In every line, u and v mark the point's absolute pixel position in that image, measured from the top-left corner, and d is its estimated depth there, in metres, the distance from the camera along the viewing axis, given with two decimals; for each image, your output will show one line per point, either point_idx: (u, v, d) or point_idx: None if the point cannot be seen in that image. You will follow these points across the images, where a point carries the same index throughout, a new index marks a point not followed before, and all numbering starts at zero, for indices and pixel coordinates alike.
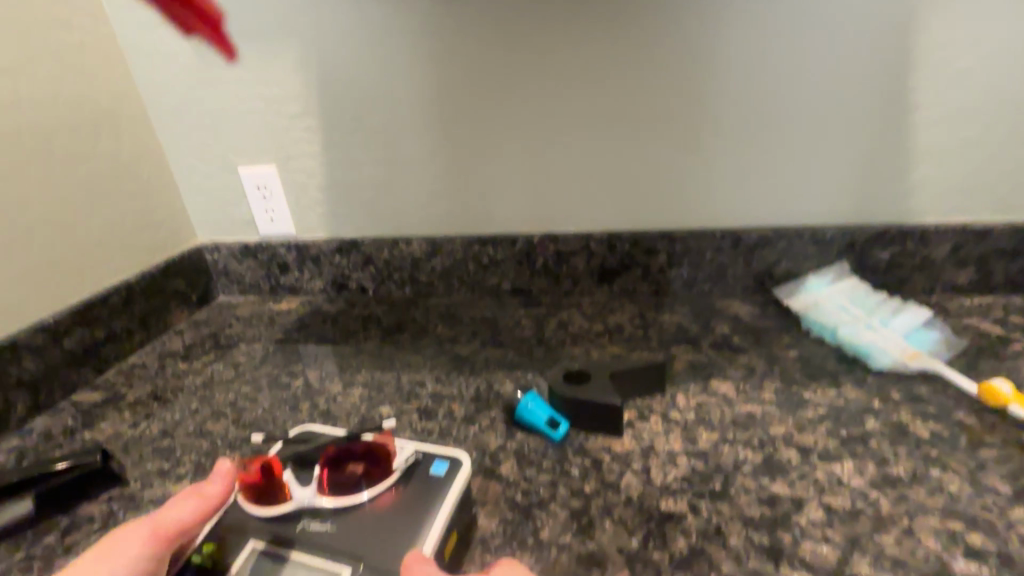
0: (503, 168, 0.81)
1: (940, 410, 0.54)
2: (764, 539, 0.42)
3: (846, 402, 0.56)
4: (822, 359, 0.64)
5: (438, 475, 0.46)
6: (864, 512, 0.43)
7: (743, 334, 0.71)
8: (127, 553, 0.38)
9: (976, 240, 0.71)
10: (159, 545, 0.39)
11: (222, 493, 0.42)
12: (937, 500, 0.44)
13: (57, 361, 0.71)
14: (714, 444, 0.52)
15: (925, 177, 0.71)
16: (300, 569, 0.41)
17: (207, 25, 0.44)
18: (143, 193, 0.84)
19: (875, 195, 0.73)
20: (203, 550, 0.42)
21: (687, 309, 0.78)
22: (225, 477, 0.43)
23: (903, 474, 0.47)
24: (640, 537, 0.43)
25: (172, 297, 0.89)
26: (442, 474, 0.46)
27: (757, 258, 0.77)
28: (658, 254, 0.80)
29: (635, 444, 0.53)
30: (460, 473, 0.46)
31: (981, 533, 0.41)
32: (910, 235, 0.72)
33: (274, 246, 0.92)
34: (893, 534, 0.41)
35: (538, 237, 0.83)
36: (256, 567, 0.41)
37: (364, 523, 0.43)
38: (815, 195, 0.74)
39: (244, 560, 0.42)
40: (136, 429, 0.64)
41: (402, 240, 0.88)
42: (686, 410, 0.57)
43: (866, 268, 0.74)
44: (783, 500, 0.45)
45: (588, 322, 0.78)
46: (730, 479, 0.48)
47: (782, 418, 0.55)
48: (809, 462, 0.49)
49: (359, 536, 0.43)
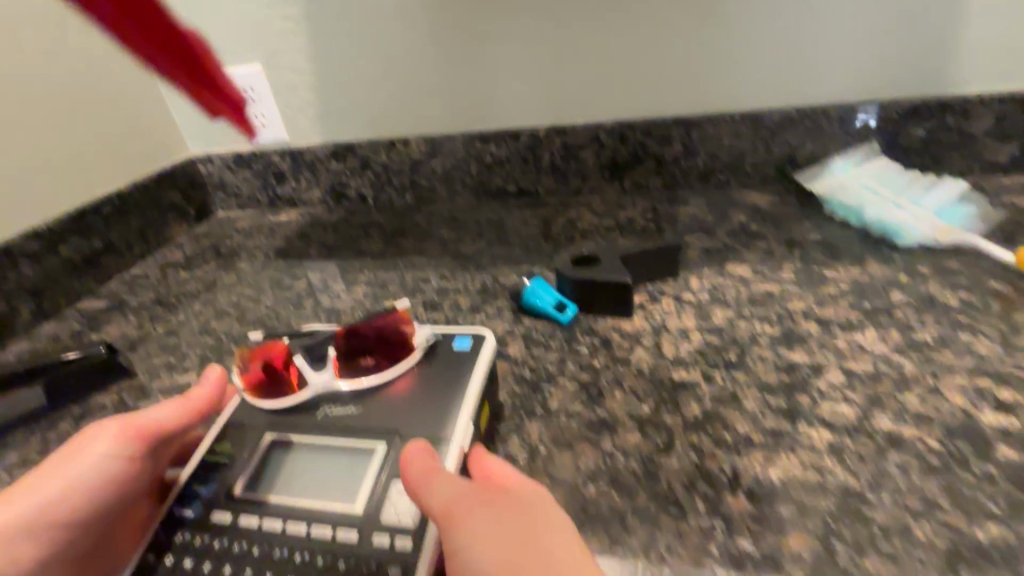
0: (504, 53, 0.75)
1: (972, 280, 0.51)
2: (780, 401, 0.41)
3: (870, 278, 0.53)
4: (846, 240, 0.60)
5: (464, 350, 0.44)
6: (887, 373, 0.42)
7: (761, 221, 0.67)
8: (101, 445, 0.39)
9: (1022, 109, 0.65)
10: (134, 440, 0.40)
11: (209, 395, 0.45)
12: (966, 361, 0.42)
13: (57, 269, 0.70)
14: (730, 321, 0.50)
15: (970, 39, 0.64)
16: (325, 449, 0.40)
17: (230, 104, 0.28)
18: (125, 96, 0.80)
19: (913, 62, 0.66)
20: (212, 448, 0.40)
21: (702, 201, 0.74)
22: (212, 382, 0.45)
23: (930, 339, 0.44)
24: (651, 403, 0.42)
25: (168, 209, 0.86)
26: (467, 350, 0.44)
27: (779, 143, 0.72)
28: (672, 143, 0.75)
29: (646, 323, 0.51)
30: (485, 347, 0.44)
31: (1012, 388, 0.39)
32: (948, 107, 0.66)
33: (267, 154, 0.89)
34: (917, 392, 0.40)
35: (544, 131, 0.78)
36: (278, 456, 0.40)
37: (394, 402, 0.41)
38: (845, 67, 0.68)
39: (264, 449, 0.40)
40: (142, 330, 0.63)
41: (400, 141, 0.83)
42: (701, 291, 0.55)
43: (897, 148, 0.69)
44: (801, 367, 0.44)
45: (598, 219, 0.74)
46: (745, 350, 0.46)
47: (802, 295, 0.52)
48: (829, 333, 0.47)
49: (390, 413, 0.41)
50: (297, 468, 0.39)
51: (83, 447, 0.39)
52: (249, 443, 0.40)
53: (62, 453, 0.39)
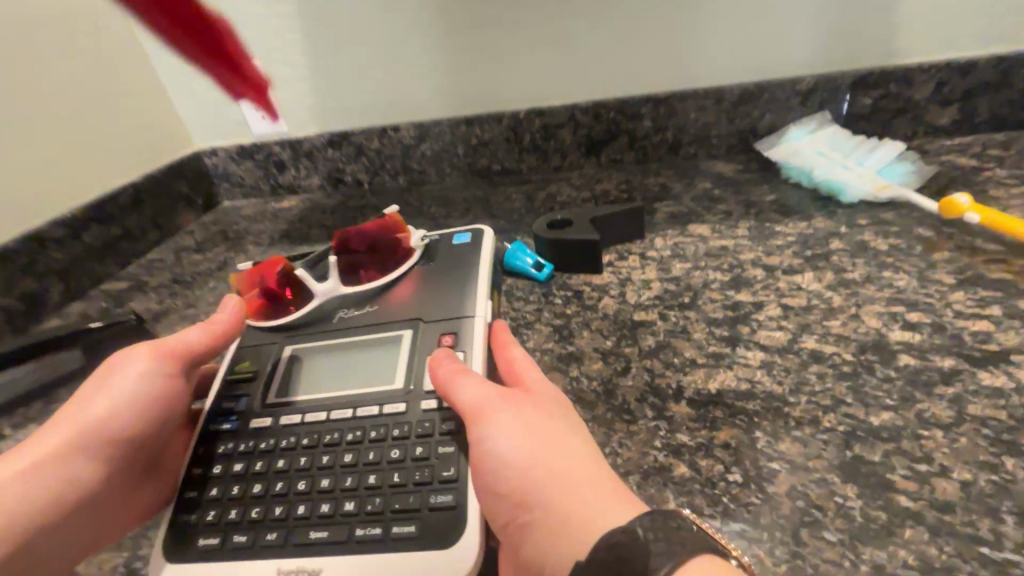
0: (485, 39, 0.81)
1: (902, 228, 0.57)
2: (724, 331, 0.47)
3: (814, 230, 0.59)
4: (797, 200, 0.67)
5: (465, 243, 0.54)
6: (817, 306, 0.48)
7: (723, 187, 0.73)
8: (138, 366, 0.44)
9: (959, 75, 0.71)
10: (167, 361, 0.45)
11: (231, 320, 0.49)
12: (885, 292, 0.48)
13: (82, 254, 0.76)
14: (687, 271, 0.56)
15: (909, 12, 0.70)
16: (353, 347, 0.47)
17: (253, 89, 0.30)
18: (134, 94, 0.85)
19: (858, 35, 0.72)
20: (242, 367, 0.47)
21: (672, 172, 0.80)
22: (233, 308, 0.49)
23: (858, 277, 0.51)
24: (614, 338, 0.49)
25: (178, 199, 0.93)
26: (468, 242, 0.54)
27: (741, 115, 0.78)
28: (643, 119, 0.81)
29: (613, 277, 0.58)
30: (486, 238, 0.53)
31: (920, 312, 0.45)
32: (892, 76, 0.72)
33: (268, 145, 0.95)
34: (841, 319, 0.46)
35: (524, 113, 0.84)
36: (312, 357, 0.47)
37: (416, 290, 0.50)
38: (798, 42, 0.74)
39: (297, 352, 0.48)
40: (163, 304, 0.70)
41: (391, 127, 0.89)
42: (664, 249, 0.61)
43: (847, 116, 0.75)
44: (745, 304, 0.50)
45: (576, 192, 0.81)
46: (698, 294, 0.53)
47: (752, 247, 0.59)
48: (772, 276, 0.53)
49: (416, 299, 0.49)
50: (335, 366, 0.46)
51: (120, 371, 0.43)
52: (277, 355, 0.48)
53: (99, 377, 0.44)
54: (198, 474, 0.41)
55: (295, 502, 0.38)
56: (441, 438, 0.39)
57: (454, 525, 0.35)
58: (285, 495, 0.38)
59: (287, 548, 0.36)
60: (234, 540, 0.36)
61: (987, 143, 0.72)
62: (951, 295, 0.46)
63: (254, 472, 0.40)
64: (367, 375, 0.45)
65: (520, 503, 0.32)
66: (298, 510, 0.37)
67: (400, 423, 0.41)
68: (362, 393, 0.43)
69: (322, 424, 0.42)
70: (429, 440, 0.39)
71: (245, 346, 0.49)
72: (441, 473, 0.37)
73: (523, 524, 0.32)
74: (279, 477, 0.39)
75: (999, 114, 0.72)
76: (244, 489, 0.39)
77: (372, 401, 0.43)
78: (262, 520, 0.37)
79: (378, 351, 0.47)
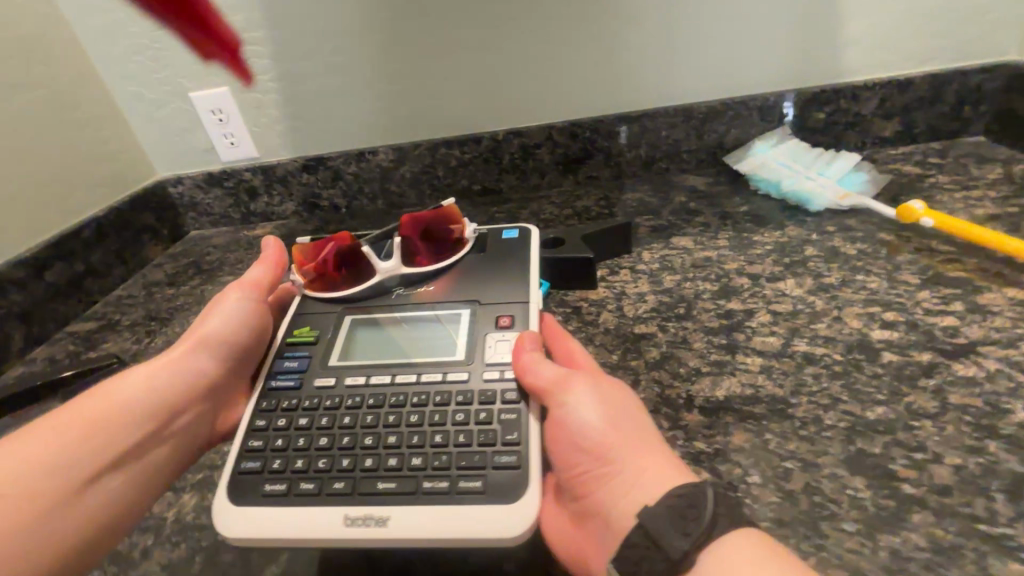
0: (461, 64, 0.82)
1: (866, 233, 0.62)
2: (721, 339, 0.50)
3: (788, 239, 0.64)
4: (768, 210, 0.71)
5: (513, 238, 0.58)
6: (802, 310, 0.52)
7: (698, 200, 0.77)
8: (233, 297, 0.53)
9: (900, 91, 0.78)
10: (255, 290, 0.55)
11: (280, 252, 0.59)
12: (860, 294, 0.52)
13: (45, 295, 0.72)
14: (678, 283, 0.59)
15: (854, 34, 0.75)
16: (403, 326, 0.52)
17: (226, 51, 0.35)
18: (91, 124, 0.82)
19: (812, 57, 0.77)
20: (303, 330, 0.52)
21: (648, 186, 0.84)
22: (277, 245, 0.59)
23: (834, 281, 0.55)
24: (619, 353, 0.51)
25: (144, 230, 0.89)
26: (518, 238, 0.58)
27: (709, 130, 0.82)
28: (617, 137, 0.84)
29: (608, 292, 0.60)
30: (533, 236, 0.58)
31: (894, 311, 0.49)
32: (842, 93, 0.78)
33: (239, 171, 0.92)
34: (825, 322, 0.50)
35: (502, 134, 0.86)
36: (365, 335, 0.52)
37: (466, 278, 0.55)
38: (757, 63, 0.78)
39: (349, 329, 0.53)
40: (142, 343, 0.67)
41: (368, 151, 0.89)
42: (652, 262, 0.64)
43: (804, 129, 0.81)
44: (737, 312, 0.53)
45: (557, 209, 0.83)
46: (691, 304, 0.55)
47: (734, 257, 0.62)
48: (757, 284, 0.57)
49: (467, 289, 0.54)
50: (390, 340, 0.51)
51: (219, 306, 0.52)
52: (335, 326, 0.53)
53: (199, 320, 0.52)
54: (261, 426, 0.45)
55: (360, 462, 0.41)
56: (504, 407, 0.43)
57: (515, 484, 0.39)
58: (352, 449, 0.42)
59: (354, 498, 0.39)
60: (301, 487, 0.40)
61: (927, 152, 0.79)
62: (919, 294, 0.51)
63: (319, 447, 0.43)
64: (421, 346, 0.50)
65: (600, 466, 0.39)
66: (366, 462, 0.41)
67: (462, 391, 0.45)
68: (424, 363, 0.48)
69: (387, 388, 0.46)
70: (492, 407, 0.43)
71: (303, 314, 0.54)
72: (506, 438, 0.41)
73: (590, 481, 0.39)
74: (346, 433, 0.43)
75: (936, 125, 0.80)
76: (309, 441, 0.43)
77: (434, 369, 0.47)
78: (327, 470, 0.41)
79: (438, 329, 0.51)
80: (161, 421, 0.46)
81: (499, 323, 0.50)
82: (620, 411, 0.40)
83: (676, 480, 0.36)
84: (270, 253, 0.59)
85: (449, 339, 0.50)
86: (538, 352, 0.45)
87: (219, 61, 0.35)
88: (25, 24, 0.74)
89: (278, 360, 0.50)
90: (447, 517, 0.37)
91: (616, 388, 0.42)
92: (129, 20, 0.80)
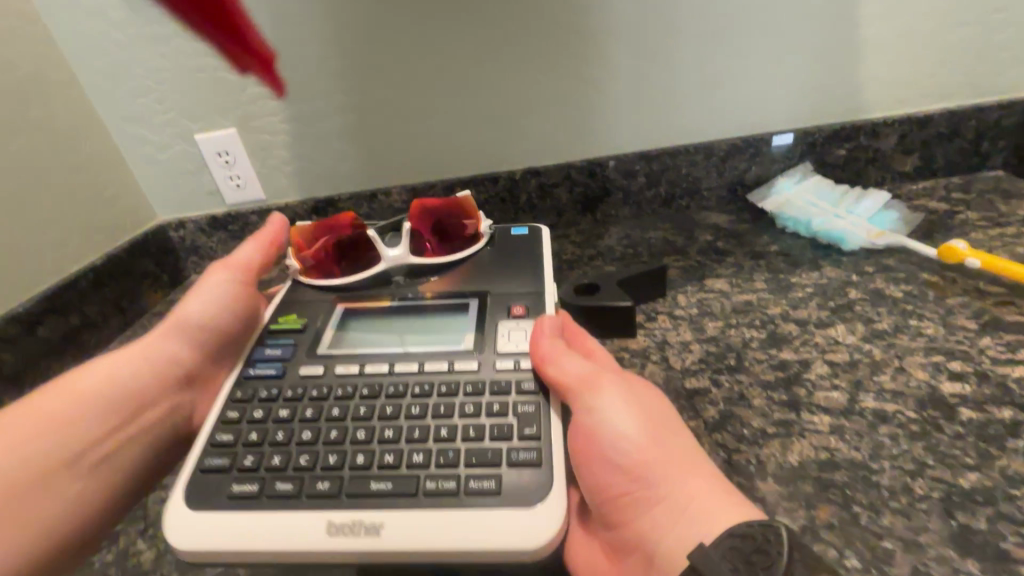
0: (477, 104, 0.80)
1: (908, 273, 0.60)
2: (781, 394, 0.47)
3: (828, 280, 0.62)
4: (800, 249, 0.70)
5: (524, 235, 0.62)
6: (861, 360, 0.49)
7: (725, 239, 0.76)
8: (217, 275, 0.60)
9: (919, 127, 0.78)
10: (237, 270, 0.61)
11: (280, 228, 0.66)
12: (919, 342, 0.50)
13: (37, 353, 0.67)
14: (721, 330, 0.57)
15: (872, 73, 0.76)
16: (408, 320, 0.55)
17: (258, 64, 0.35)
18: (90, 168, 0.78)
19: (831, 95, 0.77)
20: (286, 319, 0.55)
21: (669, 224, 0.82)
22: (279, 223, 0.66)
23: (888, 327, 0.53)
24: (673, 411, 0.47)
25: (143, 277, 0.84)
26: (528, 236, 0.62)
27: (729, 167, 0.82)
28: (637, 175, 0.83)
29: (650, 340, 0.57)
30: (546, 236, 0.62)
31: (959, 360, 0.47)
32: (862, 129, 0.78)
33: (245, 214, 0.89)
34: (889, 373, 0.47)
35: (519, 173, 0.84)
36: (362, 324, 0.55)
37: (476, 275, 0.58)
38: (776, 101, 0.78)
39: (339, 315, 0.56)
40: None
41: (380, 191, 0.86)
42: (690, 306, 0.62)
43: (825, 166, 0.80)
44: (791, 363, 0.50)
45: (579, 249, 0.80)
46: (741, 354, 0.53)
47: (776, 300, 0.60)
48: (807, 331, 0.54)
49: (472, 281, 0.57)
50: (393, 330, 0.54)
51: (203, 286, 0.59)
52: (326, 314, 0.56)
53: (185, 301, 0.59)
54: (236, 418, 0.45)
55: (353, 461, 0.41)
56: (519, 400, 0.45)
57: (529, 494, 0.39)
58: (341, 443, 0.43)
59: (341, 501, 0.39)
60: (277, 487, 0.40)
61: (949, 187, 0.79)
62: (981, 342, 0.49)
63: (304, 442, 0.43)
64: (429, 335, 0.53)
65: (645, 490, 0.38)
66: (356, 460, 0.41)
67: (468, 381, 0.47)
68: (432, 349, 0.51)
69: (387, 375, 0.48)
70: (507, 399, 0.45)
71: (294, 301, 0.57)
72: (525, 431, 0.42)
73: (631, 501, 0.39)
74: (333, 427, 0.44)
75: (954, 160, 0.80)
76: (290, 436, 0.43)
77: (441, 357, 0.50)
78: (310, 469, 0.41)
79: (443, 322, 0.54)
80: (133, 405, 0.52)
81: (512, 312, 0.53)
82: (659, 425, 0.41)
83: (720, 505, 0.36)
84: (269, 231, 0.65)
85: (456, 329, 0.54)
86: (562, 351, 0.46)
87: (252, 75, 0.35)
88: (23, 66, 0.71)
89: (259, 348, 0.52)
90: (462, 526, 0.37)
91: (645, 393, 0.43)
92: (132, 62, 0.77)
